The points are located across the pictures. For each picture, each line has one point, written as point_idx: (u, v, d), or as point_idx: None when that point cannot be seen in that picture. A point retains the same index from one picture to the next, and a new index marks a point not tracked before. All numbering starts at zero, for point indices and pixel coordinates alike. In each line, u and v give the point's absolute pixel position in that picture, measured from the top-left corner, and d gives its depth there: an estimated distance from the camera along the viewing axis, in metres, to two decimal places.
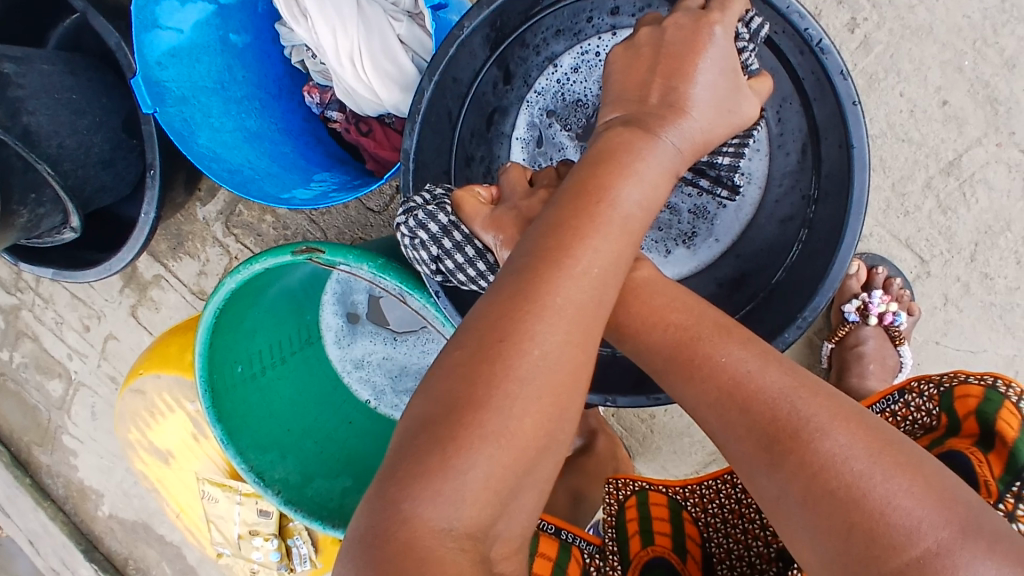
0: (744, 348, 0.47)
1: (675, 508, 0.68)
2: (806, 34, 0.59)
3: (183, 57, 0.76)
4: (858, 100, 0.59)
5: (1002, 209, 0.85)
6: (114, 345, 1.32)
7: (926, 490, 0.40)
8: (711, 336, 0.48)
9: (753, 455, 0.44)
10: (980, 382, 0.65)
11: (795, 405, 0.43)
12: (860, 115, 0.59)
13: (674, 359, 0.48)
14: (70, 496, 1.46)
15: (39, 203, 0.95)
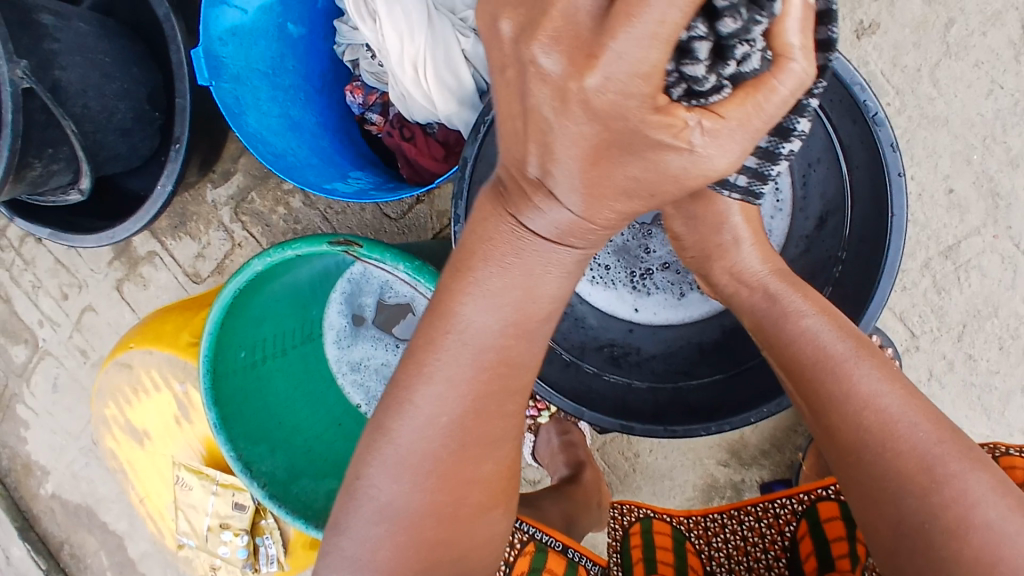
0: (881, 374, 0.51)
1: (679, 537, 0.76)
2: (864, 105, 0.63)
3: (243, 38, 0.76)
4: (903, 173, 0.64)
5: (991, 295, 0.90)
6: (91, 317, 1.27)
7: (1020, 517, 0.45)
8: (851, 357, 0.52)
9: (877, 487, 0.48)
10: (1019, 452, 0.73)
11: (928, 448, 0.47)
12: (904, 185, 0.64)
13: (816, 363, 0.53)
14: (14, 469, 1.39)
15: (53, 159, 0.92)
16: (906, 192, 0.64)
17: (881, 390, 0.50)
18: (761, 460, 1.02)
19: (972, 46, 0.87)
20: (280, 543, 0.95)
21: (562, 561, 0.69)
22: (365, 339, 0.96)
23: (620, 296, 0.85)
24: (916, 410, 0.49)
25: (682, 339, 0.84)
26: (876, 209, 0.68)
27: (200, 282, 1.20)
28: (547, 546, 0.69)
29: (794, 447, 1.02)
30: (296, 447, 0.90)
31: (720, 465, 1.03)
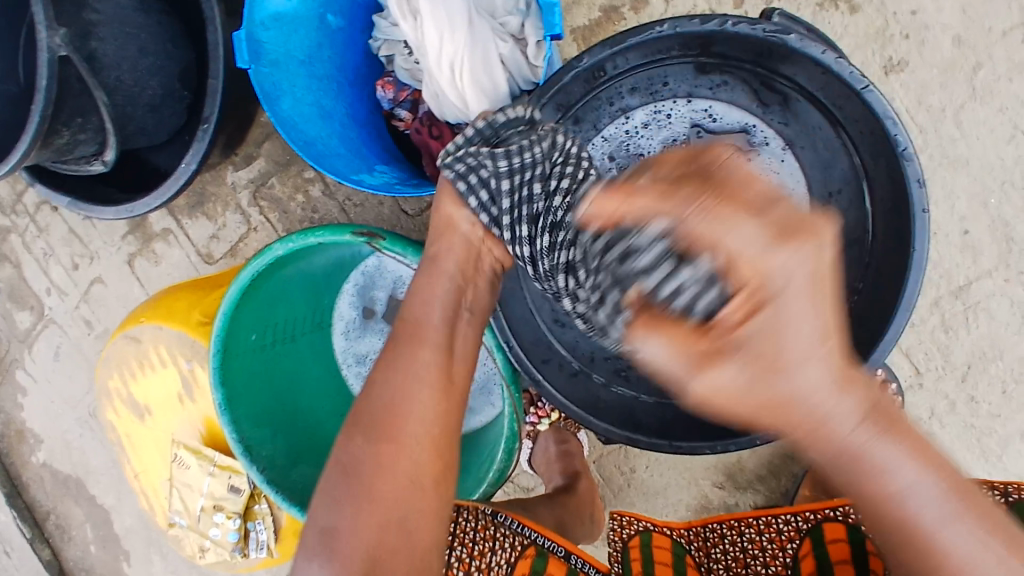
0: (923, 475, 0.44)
1: (678, 552, 0.76)
2: (896, 140, 0.64)
3: (285, 24, 0.77)
4: (927, 210, 0.63)
5: (998, 339, 0.91)
6: (100, 289, 1.28)
7: None
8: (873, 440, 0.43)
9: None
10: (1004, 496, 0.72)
11: None
12: (927, 223, 0.63)
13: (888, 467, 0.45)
14: (6, 435, 1.38)
15: (82, 129, 0.92)
16: (930, 230, 0.64)
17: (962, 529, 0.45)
18: (756, 486, 1.03)
19: (998, 91, 0.88)
20: (272, 529, 0.95)
21: (561, 567, 0.66)
22: (375, 332, 0.96)
23: None
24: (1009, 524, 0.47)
25: None
26: (897, 245, 0.69)
27: (213, 263, 1.20)
28: (548, 551, 0.67)
29: (790, 474, 1.02)
30: (297, 435, 0.90)
31: (714, 487, 1.03)
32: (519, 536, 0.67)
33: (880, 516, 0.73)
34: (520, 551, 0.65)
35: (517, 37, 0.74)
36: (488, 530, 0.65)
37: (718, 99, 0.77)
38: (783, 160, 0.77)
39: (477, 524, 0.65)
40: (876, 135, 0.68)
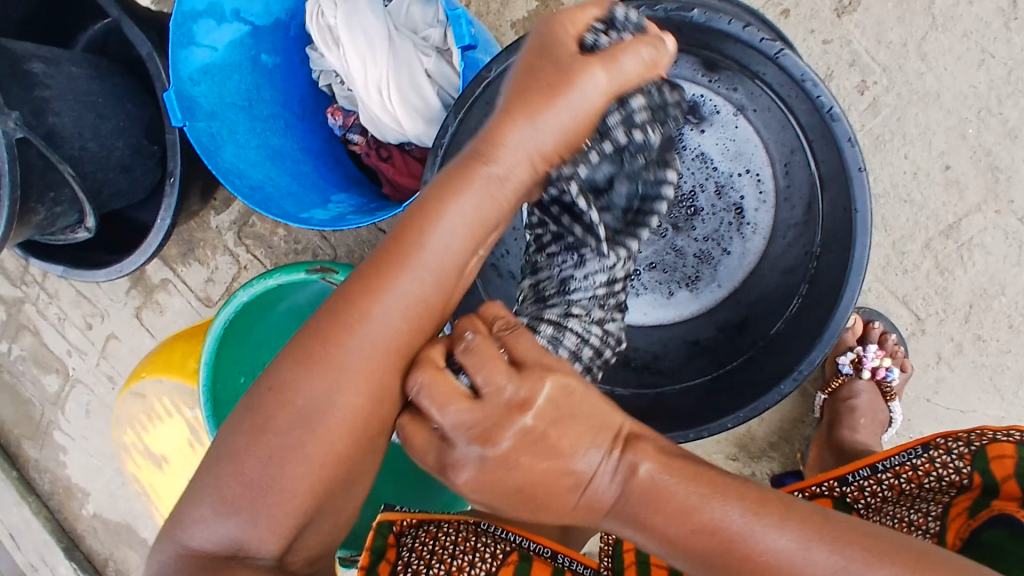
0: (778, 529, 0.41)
1: None
2: (818, 101, 0.63)
3: (215, 74, 0.78)
4: (863, 168, 0.62)
5: (997, 273, 0.87)
6: (114, 345, 1.32)
7: None
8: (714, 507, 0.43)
9: None
10: (1011, 439, 0.58)
11: None
12: (865, 181, 0.62)
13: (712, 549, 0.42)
14: (56, 492, 1.45)
15: (56, 202, 0.96)
16: (869, 187, 0.62)
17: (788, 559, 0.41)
18: (770, 454, 1.00)
19: (959, 17, 0.83)
20: None
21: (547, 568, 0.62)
22: None
23: None
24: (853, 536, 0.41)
25: (672, 336, 0.84)
26: (839, 201, 0.68)
27: (212, 306, 1.23)
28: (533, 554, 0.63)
29: (802, 437, 1.00)
30: None
31: (728, 460, 1.01)
32: (503, 542, 0.63)
33: (870, 478, 0.64)
34: (502, 557, 0.61)
35: (442, 48, 0.74)
36: (468, 542, 0.61)
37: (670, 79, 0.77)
38: (737, 126, 0.78)
39: (457, 537, 0.61)
40: (803, 97, 0.66)
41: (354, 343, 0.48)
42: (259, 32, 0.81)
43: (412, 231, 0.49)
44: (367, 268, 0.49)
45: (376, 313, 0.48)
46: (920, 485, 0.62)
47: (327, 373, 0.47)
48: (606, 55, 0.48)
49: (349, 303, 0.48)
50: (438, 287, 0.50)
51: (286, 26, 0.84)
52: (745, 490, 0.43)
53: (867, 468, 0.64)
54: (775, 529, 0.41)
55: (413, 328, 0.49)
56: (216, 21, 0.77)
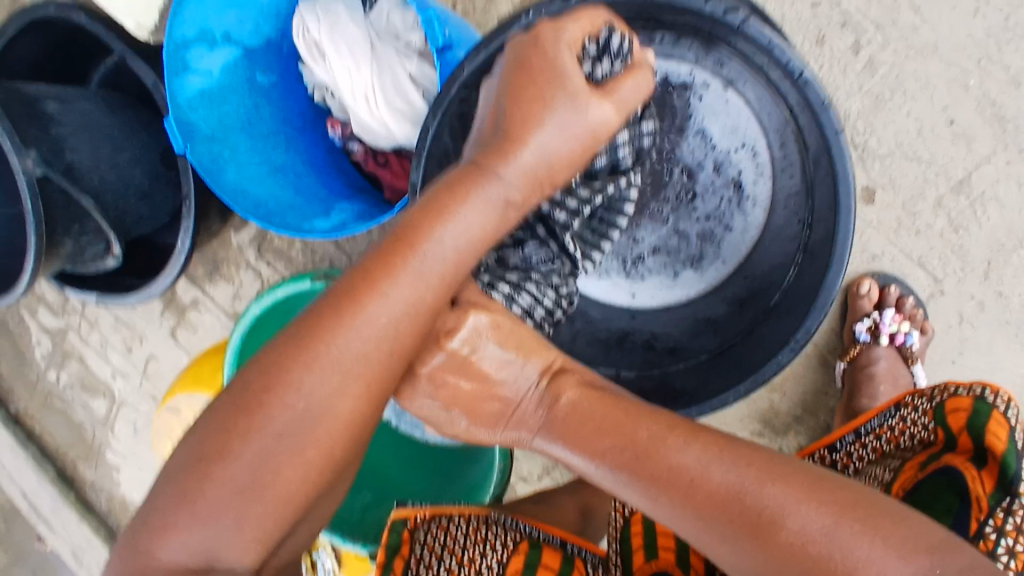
0: (701, 451, 0.50)
1: None
2: (788, 67, 0.64)
3: (212, 98, 0.82)
4: (841, 131, 0.64)
5: (1014, 226, 0.85)
6: (154, 365, 1.38)
7: (892, 535, 0.42)
8: (657, 439, 0.52)
9: (735, 530, 0.46)
10: (969, 393, 0.58)
11: (835, 543, 0.43)
12: (844, 144, 0.64)
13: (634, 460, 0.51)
14: (113, 509, 1.52)
15: (82, 234, 1.00)
16: (848, 150, 0.65)
17: (711, 465, 0.48)
18: (796, 427, 0.99)
19: None
20: (335, 557, 1.01)
21: (556, 554, 0.65)
22: None
23: (615, 284, 0.84)
24: (749, 456, 0.48)
25: (682, 316, 0.83)
26: (820, 163, 0.69)
27: None
28: (542, 543, 0.66)
29: (827, 409, 0.98)
30: None
31: (754, 437, 1.00)
32: (513, 532, 0.66)
33: (856, 443, 0.66)
34: (513, 545, 0.64)
35: (423, 51, 0.75)
36: (478, 533, 0.64)
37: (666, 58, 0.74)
38: (727, 100, 0.75)
39: (468, 529, 0.64)
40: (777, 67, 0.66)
41: (353, 337, 0.47)
42: (252, 53, 0.84)
43: (418, 228, 0.49)
44: (370, 260, 0.49)
45: (379, 307, 0.48)
46: (898, 446, 0.63)
47: (329, 368, 0.47)
48: (609, 87, 0.53)
49: (353, 295, 0.48)
50: (440, 286, 0.50)
51: (278, 44, 0.86)
52: (659, 418, 0.53)
53: (851, 433, 0.66)
54: (683, 449, 0.50)
55: (413, 324, 0.50)
56: (208, 46, 0.80)
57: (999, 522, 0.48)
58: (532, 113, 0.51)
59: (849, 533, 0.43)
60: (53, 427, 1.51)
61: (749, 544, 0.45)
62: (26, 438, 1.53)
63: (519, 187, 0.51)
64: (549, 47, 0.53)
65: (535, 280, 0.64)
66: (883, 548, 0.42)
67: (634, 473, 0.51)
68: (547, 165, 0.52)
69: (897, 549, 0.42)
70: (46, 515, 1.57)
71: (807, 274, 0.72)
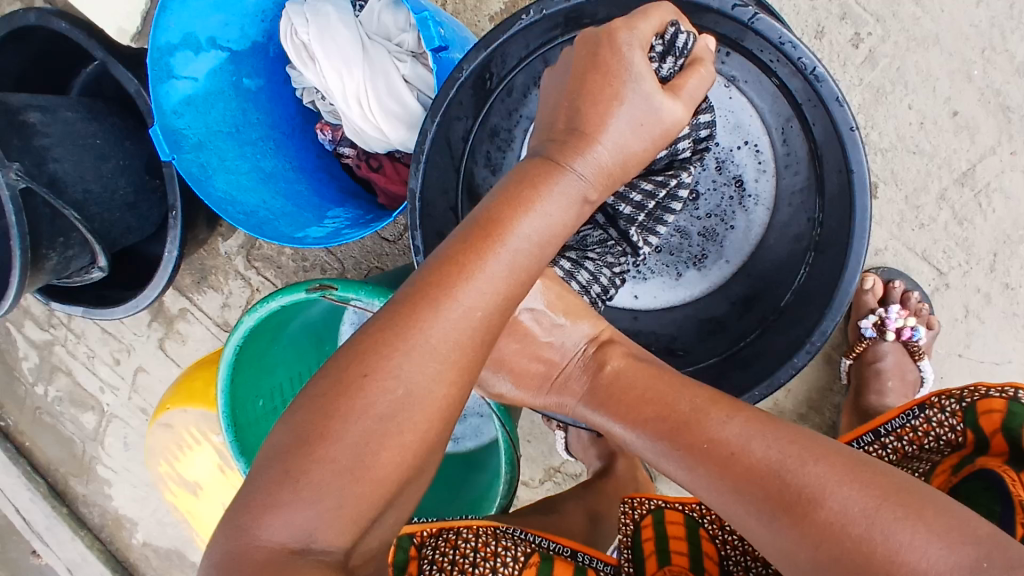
0: (742, 424, 0.48)
1: (692, 526, 0.67)
2: (800, 62, 0.62)
3: (198, 105, 0.79)
4: (856, 126, 0.62)
5: (1019, 218, 0.84)
6: (144, 377, 1.35)
7: (945, 527, 0.40)
8: (700, 418, 0.50)
9: (770, 506, 0.44)
10: (1002, 395, 0.57)
11: (881, 528, 0.40)
12: (858, 139, 0.62)
13: (676, 431, 0.51)
14: (106, 524, 1.49)
15: (67, 246, 0.98)
16: (862, 145, 0.62)
17: (751, 437, 0.47)
18: (800, 425, 0.98)
19: None
20: None
21: (568, 567, 0.63)
22: None
23: (618, 285, 0.83)
24: (792, 435, 0.47)
25: (683, 317, 0.81)
26: (829, 157, 0.67)
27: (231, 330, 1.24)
28: (553, 554, 0.64)
29: (832, 406, 0.97)
30: None
31: None
32: (523, 544, 0.64)
33: (875, 443, 0.64)
34: (523, 560, 0.61)
35: (416, 52, 0.73)
36: (489, 548, 0.61)
37: None
38: (731, 97, 0.74)
39: (477, 544, 0.61)
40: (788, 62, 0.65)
41: (447, 327, 0.44)
42: (238, 57, 0.81)
43: (503, 218, 0.46)
44: (455, 247, 0.46)
45: (473, 298, 0.45)
46: (921, 446, 0.62)
47: (424, 359, 0.43)
48: (677, 87, 0.53)
49: (445, 284, 0.44)
50: (528, 279, 0.48)
51: (264, 46, 0.84)
52: (700, 390, 0.53)
53: (871, 433, 0.65)
54: (724, 422, 0.49)
55: (501, 318, 0.47)
56: (193, 51, 0.77)
57: None
58: (605, 112, 0.50)
59: (891, 517, 0.41)
60: (42, 442, 1.48)
61: (786, 522, 0.43)
62: (14, 455, 1.49)
63: (594, 184, 0.50)
64: (623, 45, 0.51)
65: (595, 259, 0.67)
66: (927, 535, 0.40)
67: (672, 443, 0.51)
68: (622, 164, 0.51)
69: (945, 537, 0.39)
70: (36, 532, 1.53)
71: (816, 273, 0.70)
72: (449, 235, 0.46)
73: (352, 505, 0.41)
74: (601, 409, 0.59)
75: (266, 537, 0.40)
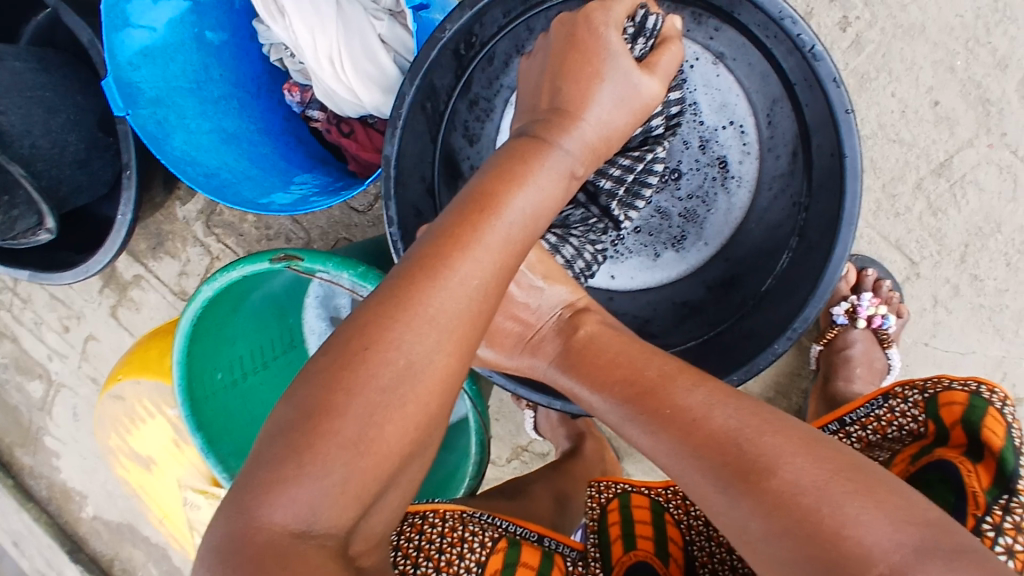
0: (708, 394, 0.46)
1: (657, 510, 0.65)
2: (799, 40, 0.60)
3: (156, 57, 0.74)
4: (851, 110, 0.60)
5: (992, 211, 0.84)
6: (94, 345, 1.29)
7: (890, 507, 0.38)
8: (665, 387, 0.48)
9: (723, 474, 0.42)
10: (965, 388, 0.57)
11: (834, 501, 0.38)
12: (853, 123, 0.60)
13: (641, 401, 0.49)
14: (54, 497, 1.44)
15: (12, 206, 0.91)
16: (857, 129, 0.60)
17: (714, 406, 0.45)
18: None
19: None
20: None
21: (535, 551, 0.61)
22: None
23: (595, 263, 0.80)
24: (754, 407, 0.45)
25: (659, 299, 0.80)
26: (822, 143, 0.66)
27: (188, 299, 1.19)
28: (519, 539, 0.62)
29: (800, 391, 0.97)
30: None
31: None
32: (490, 529, 0.62)
33: (839, 432, 0.64)
34: (491, 545, 0.60)
35: (394, 11, 0.69)
36: (455, 534, 0.59)
37: None
38: (718, 76, 0.73)
39: (444, 530, 0.59)
40: (787, 42, 0.64)
41: (446, 298, 0.41)
42: (200, 7, 0.76)
43: (497, 191, 0.44)
44: (449, 222, 0.44)
45: (470, 270, 0.42)
46: (884, 436, 0.62)
47: (423, 328, 0.40)
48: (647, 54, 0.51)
49: (442, 257, 0.42)
50: (522, 254, 0.45)
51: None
52: (672, 360, 0.51)
53: (836, 422, 0.64)
54: (690, 390, 0.47)
55: (500, 291, 0.44)
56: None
57: (997, 520, 0.47)
58: (587, 88, 0.48)
59: (841, 490, 0.39)
60: None
61: (739, 491, 0.41)
62: None
63: (582, 159, 0.48)
64: (600, 24, 0.50)
65: (578, 236, 0.65)
66: (876, 512, 0.37)
67: (637, 408, 0.49)
68: (606, 139, 0.49)
69: (892, 515, 0.37)
70: None
71: (801, 258, 0.69)
72: (446, 208, 0.44)
73: (354, 484, 0.39)
74: (571, 371, 0.57)
75: (266, 519, 0.37)
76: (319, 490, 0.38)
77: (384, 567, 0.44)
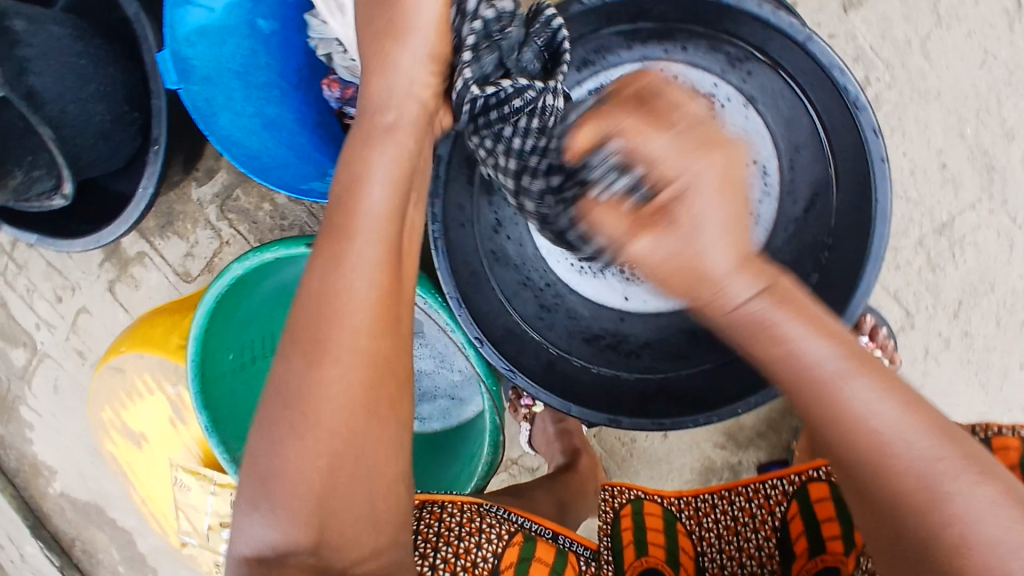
0: (825, 343, 0.46)
1: (670, 520, 0.75)
2: (845, 89, 0.65)
3: (212, 37, 0.75)
4: (887, 158, 0.64)
5: (987, 272, 0.89)
6: (86, 319, 1.27)
7: (1008, 493, 0.43)
8: (793, 321, 0.46)
9: (856, 440, 0.45)
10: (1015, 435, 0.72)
11: (943, 481, 0.43)
12: (887, 171, 0.64)
13: (752, 333, 0.47)
14: (22, 470, 1.40)
15: (34, 166, 0.91)
16: (891, 178, 0.64)
17: (839, 363, 0.45)
18: (758, 442, 1.03)
19: (963, 16, 0.84)
20: None
21: (550, 549, 0.66)
22: None
23: (609, 285, 0.79)
24: (886, 374, 0.46)
25: None
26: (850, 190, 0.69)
27: (191, 282, 1.18)
28: (536, 535, 0.67)
29: (790, 428, 1.02)
30: None
31: (716, 448, 1.03)
32: (506, 523, 0.65)
33: None
34: (507, 539, 0.64)
35: None
36: (473, 523, 0.63)
37: (680, 62, 0.76)
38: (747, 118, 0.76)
39: (462, 518, 0.63)
40: (826, 85, 0.68)
41: (348, 313, 0.49)
42: None
43: (352, 200, 0.52)
44: (320, 241, 0.52)
45: (319, 280, 0.51)
46: None
47: (346, 333, 0.49)
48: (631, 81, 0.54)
49: (313, 278, 0.51)
50: (395, 220, 0.53)
51: None
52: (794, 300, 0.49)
53: None
54: (817, 340, 0.46)
55: (395, 273, 0.53)
56: None
57: None
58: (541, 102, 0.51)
59: (963, 471, 0.43)
60: None
61: (864, 461, 0.45)
62: None
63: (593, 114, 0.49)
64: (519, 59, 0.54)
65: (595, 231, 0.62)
66: (997, 496, 0.43)
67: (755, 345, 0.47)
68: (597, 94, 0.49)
69: (1017, 499, 0.43)
70: None
71: (817, 296, 0.71)
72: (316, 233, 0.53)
73: (288, 487, 0.48)
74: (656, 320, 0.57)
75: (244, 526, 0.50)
76: (270, 503, 0.49)
77: (377, 533, 0.51)
